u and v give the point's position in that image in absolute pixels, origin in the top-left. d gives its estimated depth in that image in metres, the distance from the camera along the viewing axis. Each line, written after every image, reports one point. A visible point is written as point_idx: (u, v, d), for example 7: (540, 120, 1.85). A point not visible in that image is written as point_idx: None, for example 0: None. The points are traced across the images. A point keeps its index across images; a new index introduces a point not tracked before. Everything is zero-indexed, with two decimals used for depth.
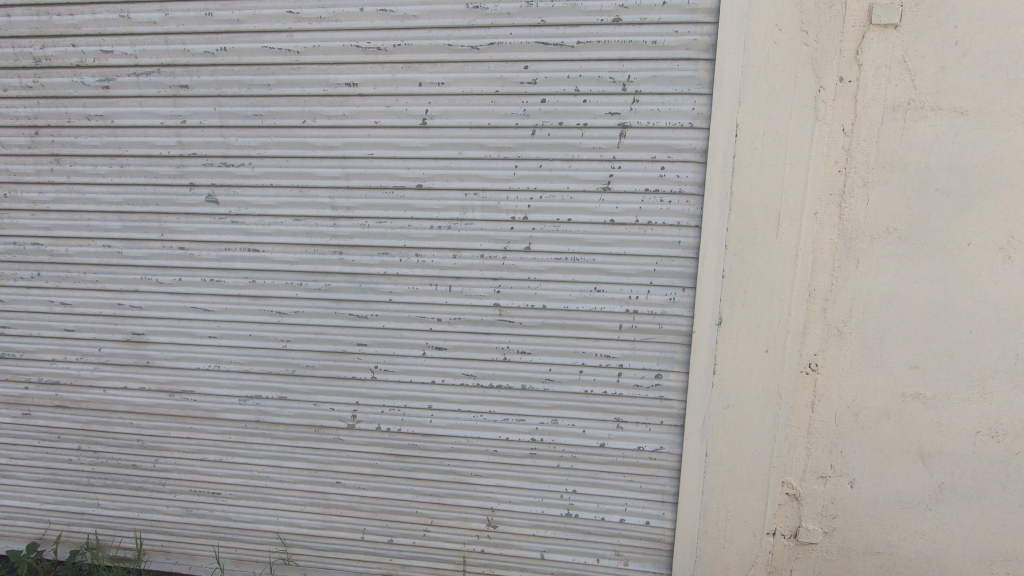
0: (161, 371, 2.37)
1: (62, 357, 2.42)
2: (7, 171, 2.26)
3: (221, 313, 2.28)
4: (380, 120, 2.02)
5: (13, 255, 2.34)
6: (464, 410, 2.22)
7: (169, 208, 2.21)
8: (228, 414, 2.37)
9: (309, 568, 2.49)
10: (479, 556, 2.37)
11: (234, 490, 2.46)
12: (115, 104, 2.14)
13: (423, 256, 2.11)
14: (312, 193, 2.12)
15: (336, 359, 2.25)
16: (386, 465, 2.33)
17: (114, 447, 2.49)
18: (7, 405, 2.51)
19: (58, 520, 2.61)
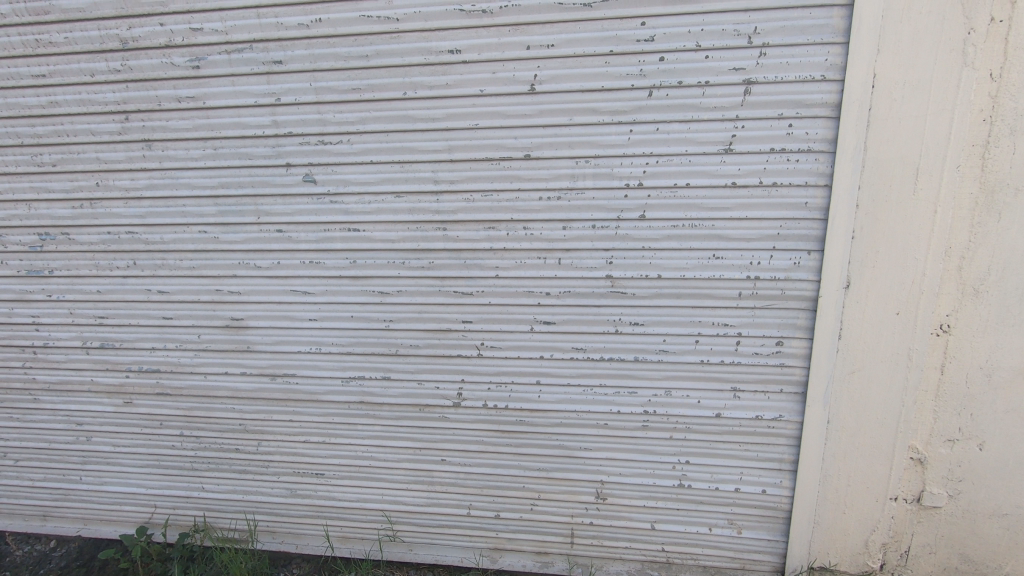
0: (262, 356, 2.36)
1: (161, 345, 2.42)
2: (99, 159, 2.23)
3: (321, 296, 2.25)
4: (486, 87, 1.94)
5: (108, 245, 2.33)
6: (573, 384, 2.19)
7: (265, 190, 2.16)
8: (331, 396, 2.36)
9: (415, 544, 2.52)
10: (587, 528, 2.37)
11: (338, 470, 2.47)
12: (206, 85, 2.08)
13: (531, 229, 2.04)
14: (414, 168, 2.05)
15: (440, 338, 2.22)
16: (493, 441, 2.31)
17: (217, 432, 2.51)
18: (109, 394, 2.54)
19: (165, 505, 2.66)
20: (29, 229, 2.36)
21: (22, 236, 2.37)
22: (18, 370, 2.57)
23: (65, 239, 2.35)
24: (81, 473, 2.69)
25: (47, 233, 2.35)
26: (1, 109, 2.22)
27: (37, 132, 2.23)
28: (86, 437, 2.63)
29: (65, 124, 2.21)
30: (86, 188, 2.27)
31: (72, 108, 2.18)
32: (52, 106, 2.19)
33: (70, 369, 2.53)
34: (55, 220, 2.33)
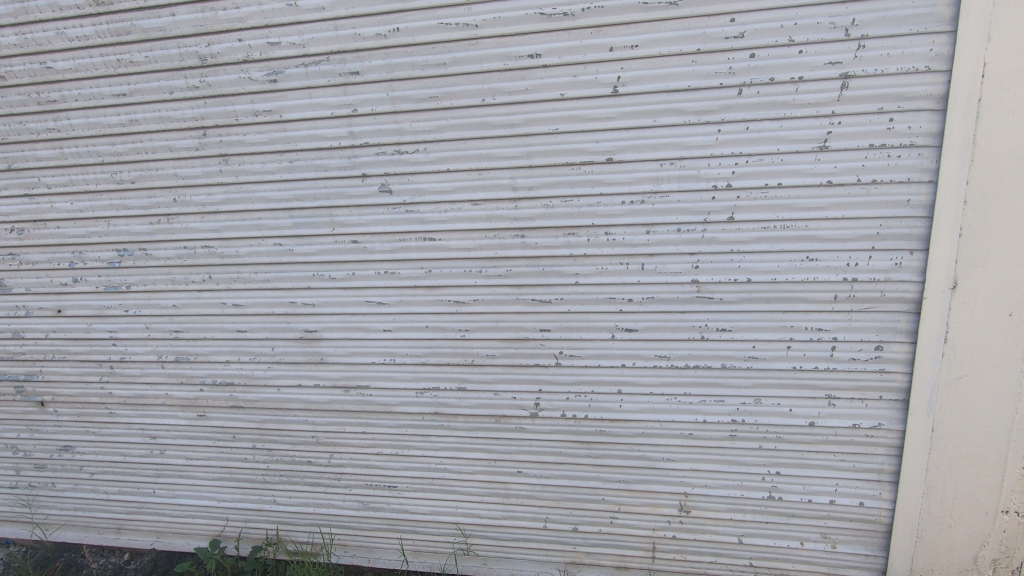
0: (336, 368, 2.35)
1: (235, 359, 2.43)
2: (176, 175, 2.25)
3: (395, 306, 2.23)
4: (567, 91, 1.89)
5: (185, 259, 2.35)
6: (656, 393, 2.12)
7: (340, 201, 2.15)
8: (405, 408, 2.34)
9: (490, 558, 2.48)
10: (670, 541, 2.30)
11: (412, 482, 2.44)
12: (283, 98, 2.08)
13: (613, 235, 2.00)
14: (492, 175, 2.02)
15: (518, 347, 2.18)
16: (572, 453, 2.26)
17: (290, 444, 2.51)
18: (183, 408, 2.56)
19: (237, 518, 2.66)
20: (107, 246, 2.40)
21: (101, 253, 2.41)
22: (95, 384, 2.61)
23: (142, 255, 2.38)
24: (154, 486, 2.72)
25: (125, 249, 2.39)
26: (83, 129, 2.26)
27: (117, 151, 2.27)
28: (160, 450, 2.65)
29: (144, 141, 2.23)
30: (163, 204, 2.30)
31: (151, 126, 2.21)
32: (131, 124, 2.22)
33: (146, 383, 2.56)
34: (133, 236, 2.36)
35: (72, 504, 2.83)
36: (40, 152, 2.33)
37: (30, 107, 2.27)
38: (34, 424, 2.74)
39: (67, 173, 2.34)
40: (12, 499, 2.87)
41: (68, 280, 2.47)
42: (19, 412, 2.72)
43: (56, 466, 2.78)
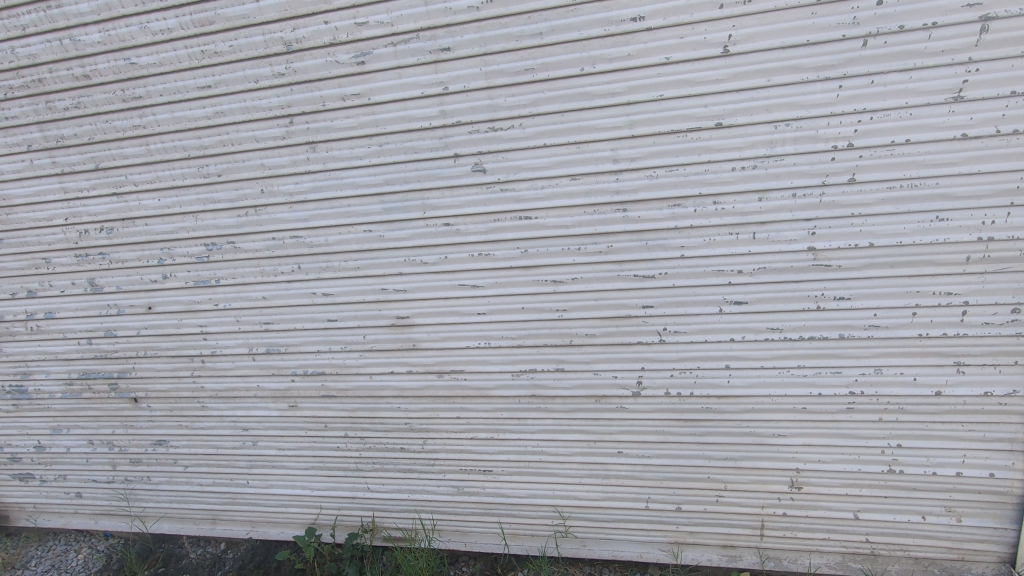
0: (429, 353, 2.33)
1: (326, 348, 2.42)
2: (263, 166, 2.24)
3: (490, 288, 2.18)
4: (673, 54, 1.81)
5: (273, 251, 2.34)
6: (767, 367, 2.04)
7: (432, 183, 2.11)
8: (501, 391, 2.30)
9: (589, 540, 2.44)
10: (779, 519, 2.23)
11: (507, 466, 2.42)
12: (371, 80, 2.04)
13: (722, 203, 1.91)
14: (591, 148, 1.95)
15: (619, 325, 2.12)
16: (675, 431, 2.20)
17: (383, 432, 2.50)
18: (274, 399, 2.57)
19: (331, 506, 2.68)
20: (196, 241, 2.41)
21: (190, 248, 2.42)
22: (186, 379, 2.64)
23: (230, 248, 2.38)
24: (247, 477, 2.75)
25: (213, 243, 2.39)
26: (169, 124, 2.26)
27: (203, 144, 2.26)
28: (253, 441, 2.68)
29: (230, 133, 2.22)
30: (250, 196, 2.29)
31: (237, 117, 2.19)
32: (217, 117, 2.21)
33: (237, 376, 2.57)
34: (220, 229, 2.36)
35: (167, 497, 2.88)
36: (127, 150, 2.33)
37: (116, 105, 2.28)
38: (129, 420, 2.80)
39: (154, 169, 2.34)
40: (110, 493, 2.95)
41: (158, 276, 2.49)
42: (114, 408, 2.78)
43: (151, 460, 2.84)
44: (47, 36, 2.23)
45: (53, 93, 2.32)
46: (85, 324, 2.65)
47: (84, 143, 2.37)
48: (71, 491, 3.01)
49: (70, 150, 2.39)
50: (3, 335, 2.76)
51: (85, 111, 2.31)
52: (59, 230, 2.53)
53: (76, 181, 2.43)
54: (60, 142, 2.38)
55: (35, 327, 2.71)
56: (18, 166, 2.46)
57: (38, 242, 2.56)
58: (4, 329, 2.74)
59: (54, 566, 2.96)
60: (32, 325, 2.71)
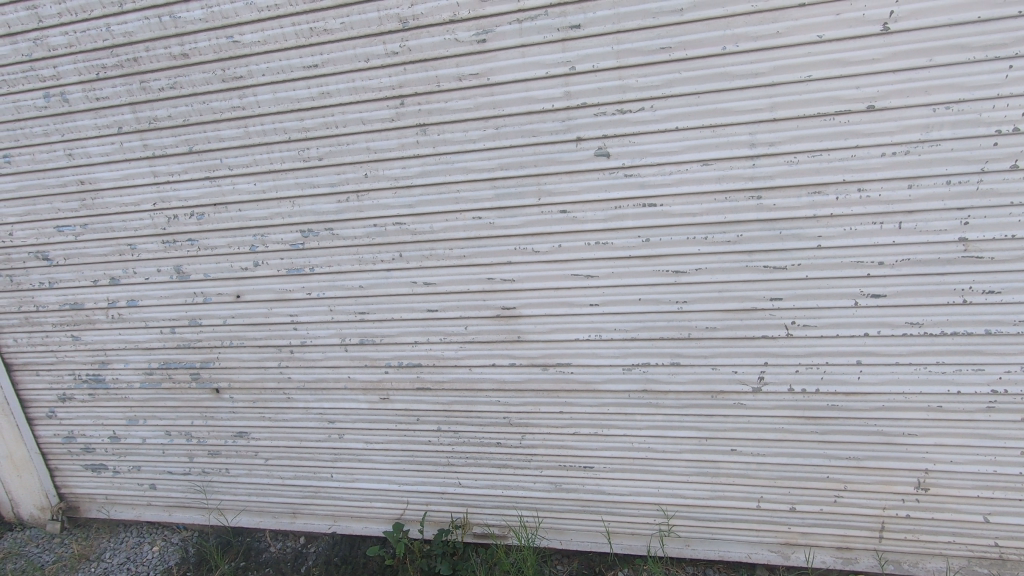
0: (534, 345, 2.25)
1: (424, 339, 2.35)
2: (369, 149, 2.16)
3: (606, 279, 2.10)
4: (826, 32, 1.71)
5: (374, 238, 2.26)
6: (903, 363, 1.96)
7: (550, 168, 2.03)
8: (610, 385, 2.22)
9: (693, 539, 2.37)
10: (901, 521, 2.15)
11: (610, 463, 2.34)
12: (492, 59, 1.95)
13: (867, 191, 1.82)
14: (727, 131, 1.86)
15: (743, 318, 2.03)
16: (796, 429, 2.12)
17: (479, 426, 2.43)
18: (365, 391, 2.50)
19: (419, 501, 2.62)
20: (291, 227, 2.33)
21: (284, 234, 2.35)
22: (273, 369, 2.57)
23: (327, 235, 2.30)
24: (331, 470, 2.68)
25: (310, 229, 2.31)
26: (270, 105, 2.18)
27: (305, 126, 2.18)
28: (339, 434, 2.61)
29: (335, 114, 2.14)
30: (353, 181, 2.21)
31: (344, 97, 2.11)
32: (323, 97, 2.13)
33: (327, 366, 2.50)
34: (319, 215, 2.28)
35: (246, 490, 2.83)
36: (224, 132, 2.26)
37: (215, 85, 2.20)
38: (209, 411, 2.74)
39: (251, 153, 2.26)
40: (186, 485, 2.90)
41: (249, 264, 2.42)
42: (195, 398, 2.72)
43: (230, 452, 2.78)
44: (146, 13, 2.15)
45: (148, 73, 2.24)
46: (169, 312, 2.59)
47: (178, 125, 2.29)
48: (145, 482, 2.96)
49: (163, 132, 2.32)
50: (84, 323, 2.71)
51: (181, 92, 2.24)
52: (146, 215, 2.46)
53: (167, 164, 2.36)
54: (152, 124, 2.31)
55: (117, 315, 2.65)
56: (107, 149, 2.39)
57: (124, 227, 2.50)
58: (85, 317, 2.70)
59: (129, 559, 2.90)
60: (114, 313, 2.65)
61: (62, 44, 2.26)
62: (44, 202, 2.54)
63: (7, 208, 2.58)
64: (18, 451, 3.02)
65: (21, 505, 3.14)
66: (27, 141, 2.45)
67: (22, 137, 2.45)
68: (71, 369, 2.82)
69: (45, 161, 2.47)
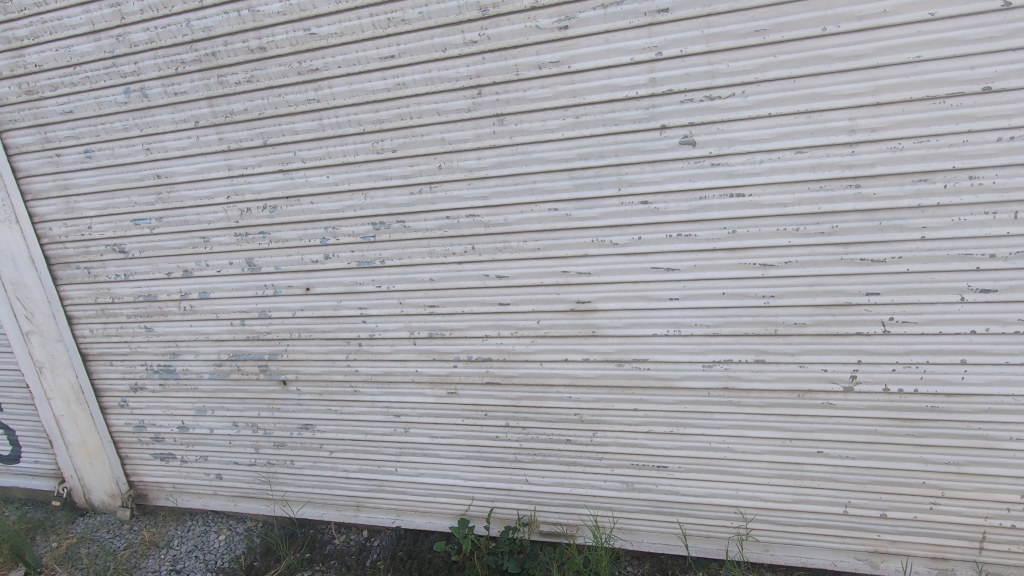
0: (609, 341, 2.19)
1: (495, 333, 2.32)
2: (444, 140, 2.13)
3: (687, 272, 2.03)
4: (939, 9, 1.60)
5: (446, 230, 2.24)
6: (1012, 363, 1.84)
7: (632, 157, 1.97)
8: (688, 383, 2.15)
9: (773, 544, 2.28)
10: (1004, 531, 2.02)
11: (686, 463, 2.27)
12: (574, 46, 1.90)
13: (979, 179, 1.71)
14: (825, 117, 1.77)
15: (835, 314, 1.94)
16: (890, 432, 2.01)
17: (549, 422, 2.38)
18: (432, 385, 2.48)
19: (484, 497, 2.59)
20: (362, 219, 2.33)
21: (355, 227, 2.34)
22: (341, 362, 2.58)
23: (399, 227, 2.29)
24: (396, 464, 2.68)
25: (381, 222, 2.30)
26: (344, 97, 2.17)
27: (379, 117, 2.16)
28: (404, 428, 2.61)
29: (410, 105, 2.12)
30: (426, 172, 2.18)
31: (420, 88, 2.09)
32: (398, 88, 2.11)
33: (394, 360, 2.49)
34: (391, 207, 2.27)
35: (310, 482, 2.85)
36: (298, 125, 2.26)
37: (290, 78, 2.20)
38: (276, 403, 2.76)
39: (324, 145, 2.26)
40: (252, 476, 2.94)
41: (319, 256, 2.43)
42: (262, 390, 2.75)
43: (296, 444, 2.80)
44: (225, 7, 2.17)
45: (225, 67, 2.26)
46: (240, 304, 2.62)
47: (253, 118, 2.31)
48: (212, 472, 3.01)
49: (238, 126, 2.34)
50: (157, 315, 2.76)
51: (257, 85, 2.25)
52: (220, 208, 2.49)
53: (242, 157, 2.38)
54: (228, 117, 2.34)
55: (189, 307, 2.70)
56: (183, 143, 2.43)
57: (198, 220, 2.54)
58: (157, 309, 2.75)
59: (197, 547, 2.95)
60: (186, 305, 2.70)
61: (143, 40, 2.31)
62: (122, 195, 2.60)
63: (87, 202, 2.66)
64: (92, 439, 3.13)
65: (92, 491, 3.25)
66: (107, 136, 2.51)
67: (103, 132, 2.51)
68: (143, 360, 2.88)
69: (124, 156, 2.53)
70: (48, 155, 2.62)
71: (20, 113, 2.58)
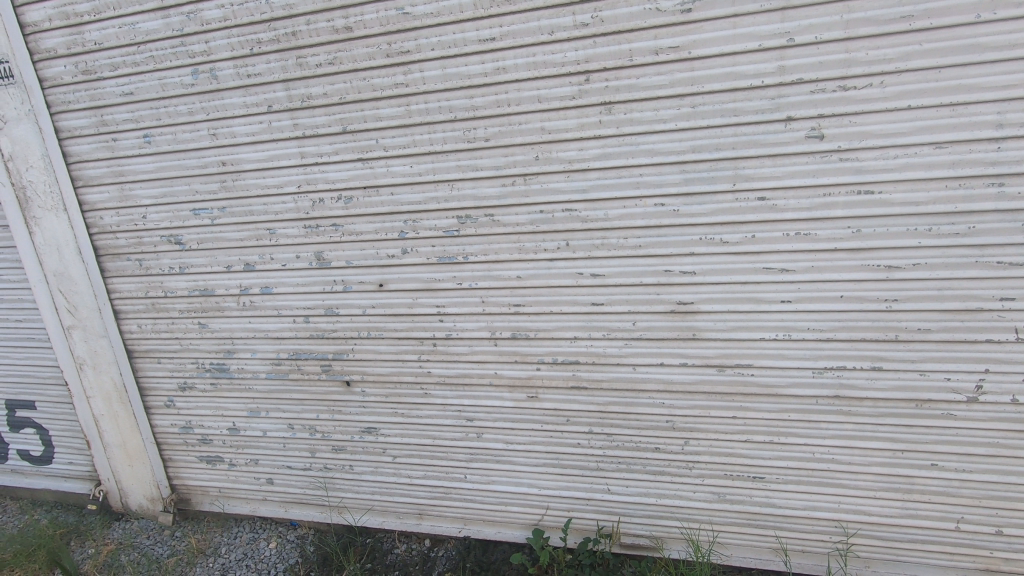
0: (711, 345, 2.08)
1: (585, 335, 2.20)
2: (543, 129, 2.01)
3: (803, 273, 1.92)
4: None
5: (539, 225, 2.12)
6: None
7: (751, 150, 1.86)
8: (795, 390, 2.05)
9: (875, 560, 2.17)
10: None
11: (785, 474, 2.16)
12: (696, 31, 1.79)
13: None
14: (970, 111, 1.67)
15: (963, 320, 1.84)
16: (1012, 444, 1.92)
17: (637, 430, 2.27)
18: (512, 388, 2.36)
19: (561, 506, 2.47)
20: (447, 212, 2.20)
21: (438, 220, 2.22)
22: (412, 363, 2.45)
23: (487, 222, 2.17)
24: (466, 471, 2.55)
25: (468, 215, 2.18)
26: (437, 81, 2.05)
27: (474, 104, 2.04)
28: (477, 433, 2.48)
29: (509, 92, 2.00)
30: (522, 163, 2.06)
31: (521, 73, 1.97)
32: (497, 73, 1.99)
33: (472, 362, 2.37)
34: (478, 200, 2.15)
35: (370, 488, 2.71)
36: (383, 111, 2.14)
37: (378, 60, 2.08)
38: (337, 405, 2.62)
39: (410, 133, 2.14)
40: (307, 481, 2.80)
41: (396, 251, 2.30)
42: (323, 391, 2.61)
43: (356, 448, 2.67)
44: None
45: (306, 48, 2.13)
46: (305, 300, 2.48)
47: (333, 103, 2.18)
48: (262, 477, 2.86)
49: (316, 111, 2.21)
50: (212, 310, 2.62)
51: (340, 68, 2.12)
52: (290, 198, 2.35)
53: (317, 144, 2.25)
54: (305, 102, 2.20)
55: (249, 302, 2.56)
56: (254, 129, 2.30)
57: (264, 211, 2.40)
58: (214, 304, 2.60)
59: (247, 555, 2.81)
60: (246, 300, 2.56)
61: (217, 18, 2.17)
62: (182, 183, 2.46)
63: (143, 190, 2.51)
64: (132, 440, 2.97)
65: (130, 495, 3.09)
66: (169, 120, 2.37)
67: (165, 116, 2.37)
68: (195, 357, 2.74)
69: (187, 141, 2.38)
70: (103, 139, 2.48)
71: (74, 94, 2.43)
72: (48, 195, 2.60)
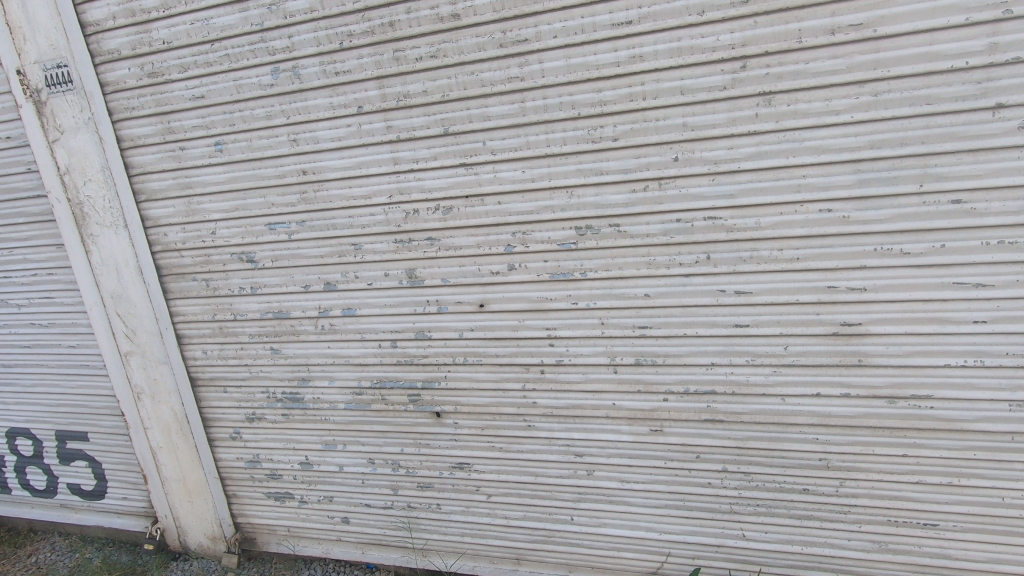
0: (879, 373, 1.79)
1: (725, 361, 1.92)
2: (685, 125, 1.73)
3: (1004, 289, 1.63)
4: None
5: (674, 236, 1.84)
6: None
7: (946, 145, 1.57)
8: (983, 425, 1.76)
9: None
10: None
11: (964, 522, 1.86)
12: (885, 4, 1.51)
13: None
14: None
15: None
16: None
17: (782, 469, 1.98)
18: (632, 421, 2.08)
19: (684, 553, 2.19)
20: (563, 223, 1.93)
21: (553, 232, 1.95)
22: (514, 393, 2.18)
23: (611, 233, 1.89)
24: (572, 513, 2.27)
25: (588, 226, 1.90)
26: (559, 73, 1.78)
27: (602, 98, 1.77)
28: (587, 471, 2.20)
29: (646, 83, 1.73)
30: (657, 165, 1.79)
31: (662, 61, 1.69)
32: (632, 62, 1.72)
33: (586, 391, 2.09)
34: (603, 209, 1.88)
35: (460, 530, 2.45)
36: (492, 109, 1.87)
37: (489, 51, 1.82)
38: (425, 438, 2.36)
39: (523, 133, 1.88)
40: (388, 521, 2.54)
41: (501, 267, 2.04)
42: (409, 423, 2.35)
43: (445, 486, 2.40)
44: None
45: (404, 41, 1.88)
46: (393, 323, 2.23)
47: (433, 102, 1.92)
48: (337, 516, 2.61)
49: (413, 111, 1.95)
50: (287, 334, 2.37)
51: (443, 61, 1.87)
52: (380, 210, 2.10)
53: (413, 149, 2.00)
54: (401, 101, 1.95)
55: (329, 326, 2.31)
56: (340, 133, 2.05)
57: (350, 224, 2.15)
58: (289, 328, 2.36)
59: None
60: (325, 323, 2.31)
61: (302, 9, 1.93)
62: (256, 195, 2.21)
63: (212, 203, 2.27)
64: (193, 475, 2.71)
65: (189, 534, 2.84)
66: (244, 125, 2.13)
67: (239, 120, 2.13)
68: (265, 387, 2.49)
69: (263, 148, 2.14)
70: (169, 148, 2.24)
71: (138, 99, 2.20)
72: (106, 211, 2.37)
